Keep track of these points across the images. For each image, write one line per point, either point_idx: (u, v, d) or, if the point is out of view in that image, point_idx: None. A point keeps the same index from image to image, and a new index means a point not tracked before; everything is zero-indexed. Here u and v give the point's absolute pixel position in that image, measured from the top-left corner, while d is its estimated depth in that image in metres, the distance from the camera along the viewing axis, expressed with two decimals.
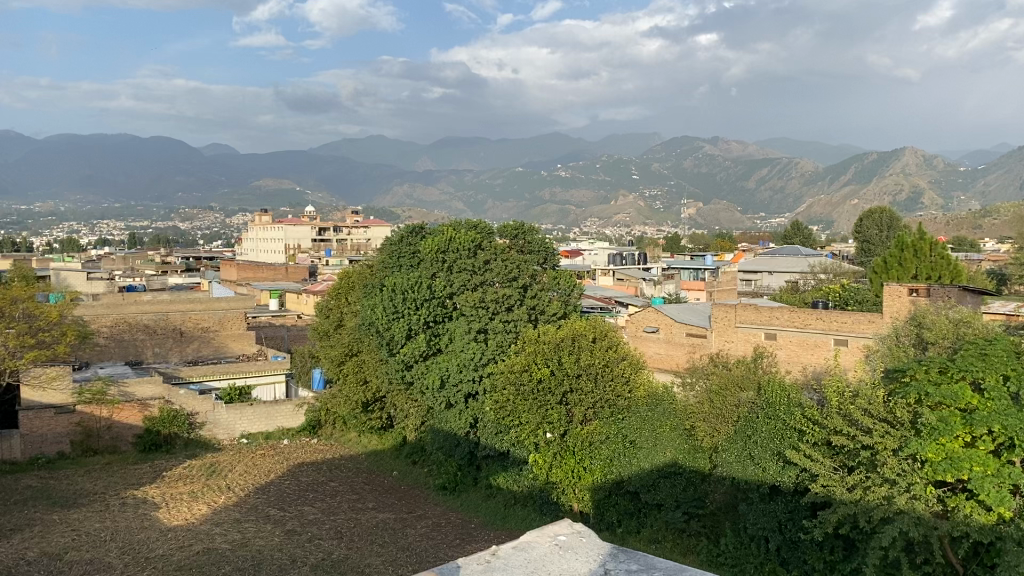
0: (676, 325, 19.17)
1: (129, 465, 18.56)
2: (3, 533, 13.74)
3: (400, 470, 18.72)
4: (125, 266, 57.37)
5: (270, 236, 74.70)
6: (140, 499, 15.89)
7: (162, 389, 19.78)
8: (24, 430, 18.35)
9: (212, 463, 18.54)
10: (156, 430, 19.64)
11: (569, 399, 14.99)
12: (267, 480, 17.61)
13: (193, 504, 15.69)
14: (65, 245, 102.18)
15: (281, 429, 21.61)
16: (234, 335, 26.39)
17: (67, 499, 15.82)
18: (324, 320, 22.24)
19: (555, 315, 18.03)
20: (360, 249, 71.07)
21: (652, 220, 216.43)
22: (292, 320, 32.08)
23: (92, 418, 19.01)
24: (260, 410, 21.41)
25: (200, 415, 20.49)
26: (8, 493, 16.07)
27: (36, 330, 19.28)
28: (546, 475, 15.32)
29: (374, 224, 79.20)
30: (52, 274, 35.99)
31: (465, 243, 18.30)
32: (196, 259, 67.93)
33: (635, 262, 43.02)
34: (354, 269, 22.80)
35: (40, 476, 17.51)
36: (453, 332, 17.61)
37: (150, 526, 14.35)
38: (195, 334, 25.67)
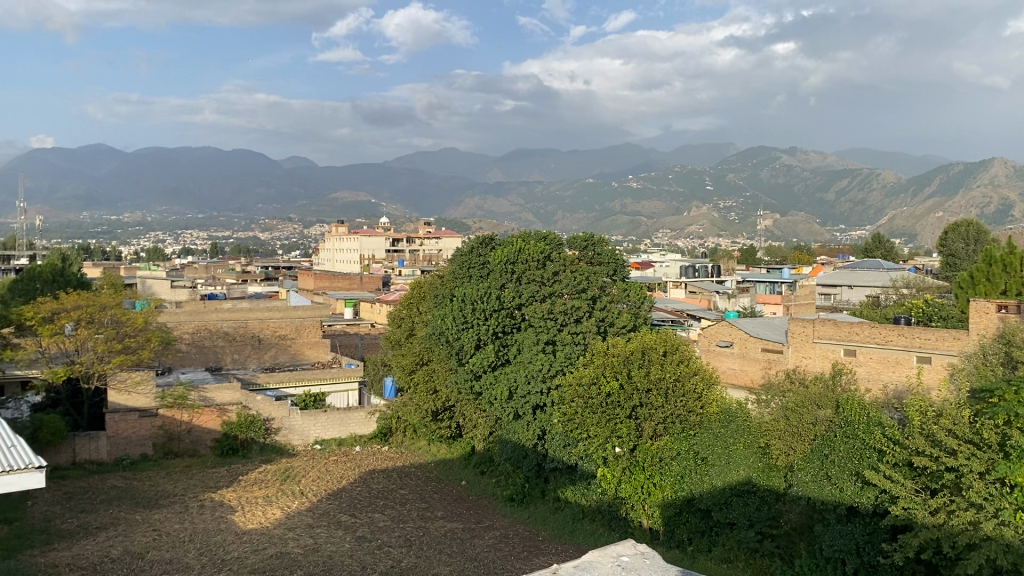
0: (752, 340, 18.80)
1: (207, 468, 19.06)
2: (89, 531, 14.30)
3: (468, 480, 18.80)
4: (208, 274, 59.21)
5: (345, 247, 76.21)
6: (218, 502, 16.31)
7: (240, 395, 20.33)
8: (111, 432, 19.09)
9: (286, 469, 18.94)
10: (233, 435, 20.15)
11: (638, 413, 14.79)
12: (340, 486, 17.89)
13: (267, 508, 16.05)
14: (152, 253, 106.54)
15: (353, 436, 21.91)
16: (310, 343, 26.92)
17: (149, 500, 16.37)
18: (397, 329, 22.51)
19: (625, 328, 17.84)
20: (432, 260, 71.96)
21: (726, 233, 213.15)
22: (366, 329, 32.59)
23: (174, 422, 19.65)
24: (334, 417, 21.77)
25: (275, 421, 20.96)
26: (95, 493, 16.70)
27: (123, 336, 20.14)
28: (615, 490, 15.18)
29: (447, 235, 79.99)
30: (139, 282, 37.43)
31: (534, 253, 18.27)
32: (275, 268, 69.68)
33: (708, 273, 42.50)
34: (426, 279, 23.08)
35: (124, 477, 18.16)
36: (521, 343, 17.62)
37: (226, 529, 14.73)
38: (273, 341, 26.29)
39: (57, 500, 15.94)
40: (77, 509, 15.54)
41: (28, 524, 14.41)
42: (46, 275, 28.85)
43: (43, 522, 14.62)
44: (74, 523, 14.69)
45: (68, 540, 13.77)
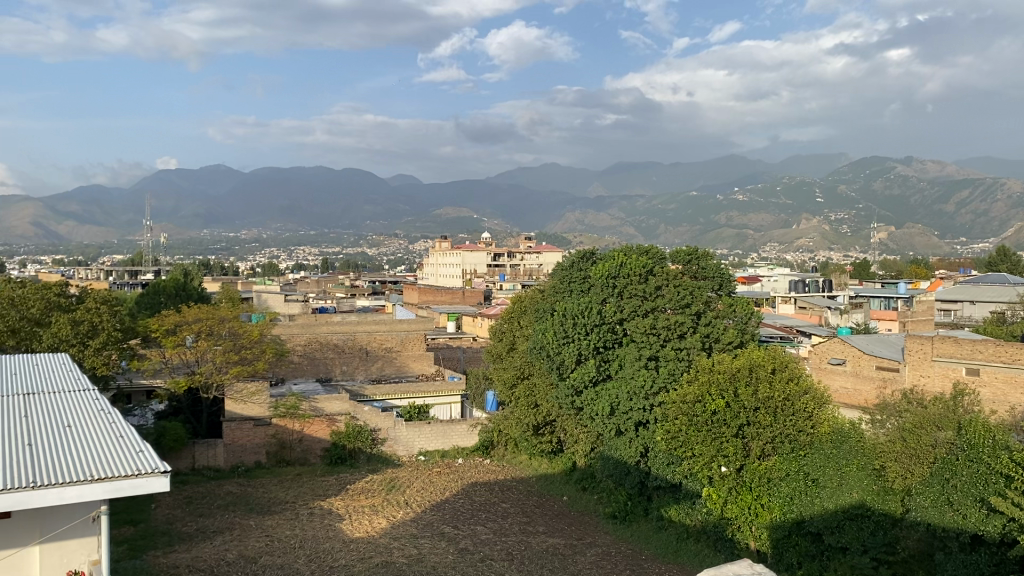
0: (866, 357, 18.11)
1: (317, 476, 19.63)
2: (208, 535, 14.95)
3: (570, 496, 18.74)
4: (318, 288, 61.32)
5: (448, 261, 77.50)
6: (326, 509, 16.79)
7: (348, 405, 20.89)
8: (228, 440, 19.93)
9: (392, 479, 19.33)
10: (342, 445, 20.71)
11: (745, 432, 14.39)
12: (443, 498, 18.12)
13: (374, 517, 16.40)
14: (266, 268, 111.19)
15: (456, 448, 22.17)
16: (415, 356, 27.46)
17: (263, 506, 16.98)
18: (498, 343, 22.70)
19: (731, 344, 17.35)
20: (532, 274, 72.22)
21: (835, 246, 205.97)
22: (468, 342, 33.01)
23: (286, 431, 20.34)
24: (437, 428, 22.09)
25: (381, 431, 21.41)
26: (213, 498, 17.45)
27: (240, 348, 21.11)
28: (721, 511, 14.83)
29: (548, 250, 80.23)
30: (254, 296, 39.08)
31: (636, 268, 18.07)
32: (380, 283, 71.44)
33: (819, 288, 41.16)
34: (527, 293, 23.16)
35: (240, 483, 18.91)
36: (623, 359, 17.45)
37: (335, 536, 15.12)
38: (379, 353, 26.94)
39: (178, 504, 16.75)
40: (197, 513, 16.27)
41: (152, 526, 15.17)
42: (170, 289, 30.52)
43: (165, 525, 15.37)
44: (194, 526, 15.39)
45: (188, 542, 14.42)
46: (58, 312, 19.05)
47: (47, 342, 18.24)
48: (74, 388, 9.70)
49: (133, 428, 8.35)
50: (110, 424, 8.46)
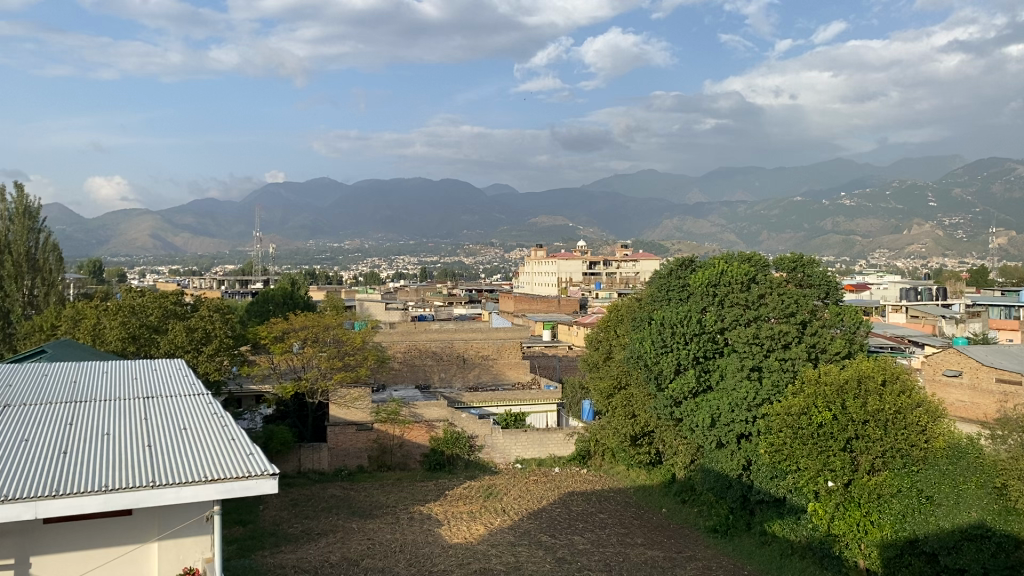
0: (985, 370, 17.15)
1: (417, 481, 19.94)
2: (312, 536, 15.39)
3: (669, 508, 18.49)
4: (417, 297, 62.52)
5: (544, 270, 77.86)
6: (426, 515, 17.04)
7: (446, 412, 21.22)
8: (331, 444, 20.49)
9: (489, 486, 19.45)
10: (441, 451, 20.95)
11: (854, 446, 13.84)
12: (540, 506, 18.14)
13: (472, 524, 16.54)
14: (366, 278, 114.13)
15: (553, 457, 22.13)
16: (511, 364, 27.62)
17: (365, 510, 17.35)
18: (594, 352, 22.58)
19: (838, 354, 16.67)
20: (629, 283, 71.63)
21: (949, 253, 196.40)
22: (563, 350, 32.97)
23: (387, 436, 20.76)
24: (534, 436, 22.09)
25: (478, 438, 21.58)
26: (317, 500, 17.97)
27: (343, 354, 21.78)
28: (828, 527, 14.32)
29: (645, 258, 79.40)
30: (356, 305, 40.17)
31: (738, 275, 17.67)
32: (477, 291, 72.22)
33: (933, 296, 39.25)
34: (624, 302, 22.96)
35: (343, 486, 19.40)
36: (724, 369, 17.08)
37: (434, 541, 15.32)
38: (476, 361, 27.24)
39: (285, 506, 17.34)
40: (302, 515, 16.78)
41: (260, 526, 15.75)
42: (277, 298, 31.69)
43: (273, 526, 15.91)
44: (299, 528, 15.88)
45: (293, 543, 14.90)
46: (174, 320, 20.07)
47: (165, 348, 19.21)
48: (189, 393, 10.18)
49: (244, 432, 8.68)
50: (223, 428, 8.82)
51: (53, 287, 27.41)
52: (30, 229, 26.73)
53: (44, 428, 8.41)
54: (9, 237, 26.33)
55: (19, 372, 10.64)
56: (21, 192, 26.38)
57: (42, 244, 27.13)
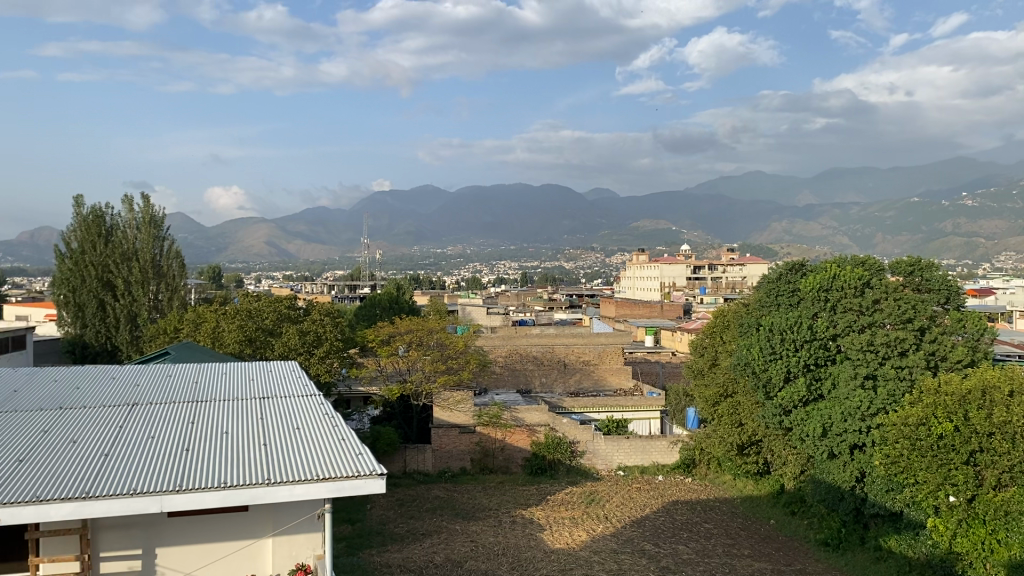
0: None
1: (519, 485, 20.02)
2: (417, 537, 15.67)
3: (778, 520, 17.99)
4: (519, 301, 62.95)
5: (647, 274, 77.13)
6: (528, 519, 17.10)
7: (547, 416, 21.20)
8: (435, 446, 20.86)
9: (591, 492, 19.36)
10: (542, 455, 21.01)
11: (978, 459, 13.12)
12: (644, 514, 17.92)
13: (575, 530, 16.50)
14: (469, 282, 115.89)
15: (656, 465, 21.86)
16: (612, 370, 27.36)
17: (468, 512, 17.54)
18: (699, 358, 22.15)
19: (960, 363, 15.81)
20: (735, 287, 70.00)
21: None
22: (666, 357, 32.48)
23: (489, 439, 20.98)
24: (636, 444, 21.83)
25: (580, 444, 21.50)
26: (422, 501, 18.30)
27: (446, 357, 22.14)
28: (949, 544, 13.62)
29: (751, 261, 77.34)
30: (459, 309, 40.78)
31: (851, 279, 16.98)
32: (579, 296, 72.13)
33: None
34: (730, 307, 22.40)
35: (447, 488, 19.69)
36: (837, 377, 16.45)
37: (536, 546, 15.35)
38: (577, 366, 27.19)
39: (391, 506, 17.75)
40: (408, 515, 17.11)
41: (367, 525, 16.14)
42: (384, 302, 32.49)
43: (380, 525, 16.30)
44: (405, 527, 16.20)
45: (400, 542, 15.21)
46: (288, 323, 20.85)
47: (279, 350, 19.94)
48: (302, 394, 10.54)
49: (353, 432, 8.93)
50: (334, 428, 9.10)
51: (176, 292, 28.72)
52: (155, 237, 28.26)
53: (169, 426, 8.88)
54: (137, 246, 27.98)
55: (145, 372, 11.27)
56: (147, 202, 27.94)
57: (166, 252, 28.69)
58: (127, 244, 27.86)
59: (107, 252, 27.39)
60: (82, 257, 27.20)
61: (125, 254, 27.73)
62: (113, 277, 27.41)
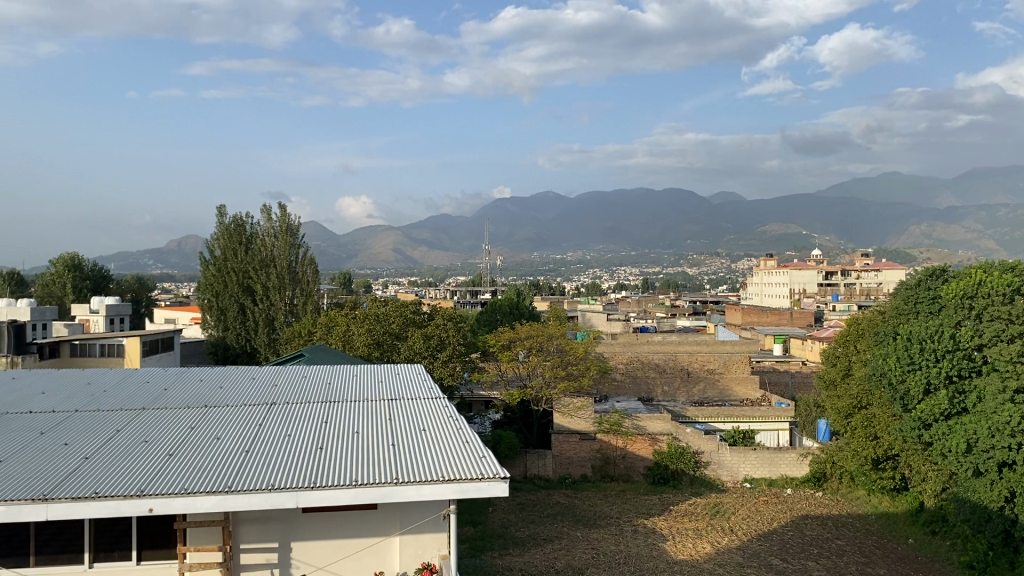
0: None
1: (640, 494, 19.78)
2: (538, 541, 15.75)
3: (917, 539, 17.07)
4: (641, 308, 62.42)
5: (775, 281, 74.95)
6: (650, 529, 16.86)
7: (670, 425, 20.89)
8: (556, 452, 20.92)
9: (716, 504, 18.91)
10: (664, 465, 20.65)
11: None
12: (771, 528, 17.34)
13: (699, 541, 16.18)
14: (591, 288, 116.11)
15: (785, 478, 21.13)
16: (738, 379, 26.53)
17: (589, 519, 17.47)
18: (832, 368, 21.23)
19: None
20: (870, 294, 66.86)
21: None
22: (796, 366, 31.39)
23: (610, 447, 20.83)
24: (764, 456, 21.13)
25: (704, 454, 20.95)
26: (543, 506, 18.40)
27: (567, 363, 22.25)
28: None
29: (888, 267, 73.60)
30: (580, 315, 40.80)
31: (998, 286, 16.05)
32: (704, 303, 70.86)
33: None
34: (864, 314, 21.41)
35: (567, 494, 19.70)
36: (983, 390, 15.38)
37: (659, 556, 15.12)
38: (702, 375, 26.61)
39: (513, 509, 17.94)
40: (529, 520, 17.22)
41: (489, 528, 16.39)
42: (505, 308, 32.91)
43: (501, 528, 16.49)
44: (526, 532, 16.31)
45: (521, 547, 15.32)
46: (412, 328, 21.47)
47: (405, 353, 20.47)
48: (429, 397, 10.79)
49: (477, 434, 9.08)
50: (459, 431, 9.27)
51: (311, 297, 29.76)
52: (291, 245, 29.47)
53: (305, 425, 9.28)
54: (275, 253, 29.28)
55: (283, 372, 11.88)
56: (284, 211, 29.28)
57: (301, 258, 29.76)
58: (266, 252, 29.19)
59: (247, 259, 28.95)
60: (225, 264, 28.96)
61: (264, 261, 29.15)
62: (252, 282, 28.93)
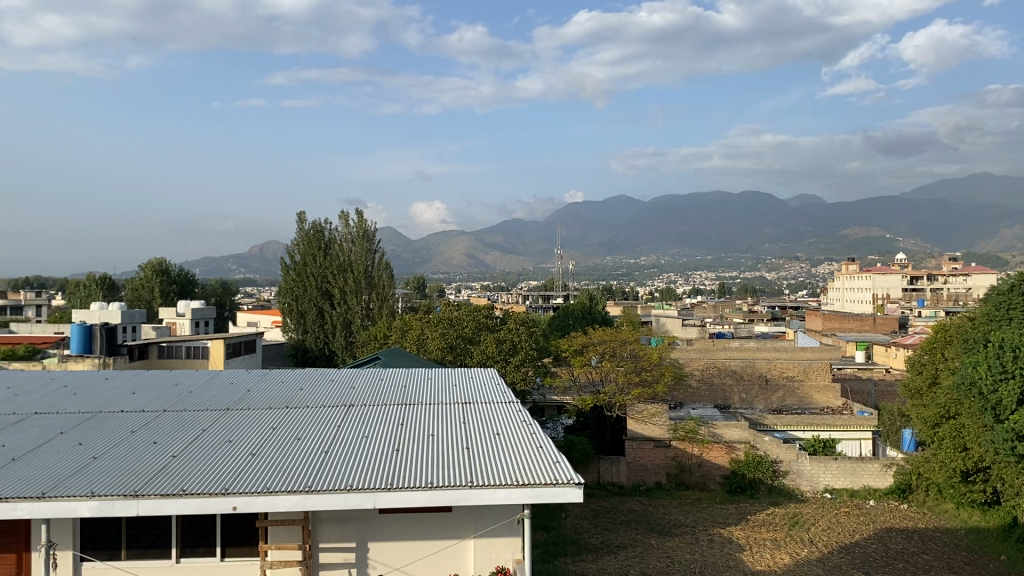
0: None
1: (717, 503, 19.46)
2: (612, 548, 15.64)
3: (1009, 556, 16.31)
4: (717, 313, 61.47)
5: (857, 285, 72.87)
6: (726, 538, 16.57)
7: (748, 433, 20.49)
8: (630, 458, 20.74)
9: (795, 514, 18.44)
10: (741, 474, 20.24)
11: None
12: (853, 541, 16.83)
13: (777, 552, 15.83)
14: (665, 293, 115.05)
15: (867, 489, 20.48)
16: (819, 387, 25.98)
17: (664, 527, 17.26)
18: (917, 377, 20.53)
19: None
20: (958, 299, 64.33)
21: None
22: (880, 374, 30.40)
23: (685, 455, 20.55)
24: (845, 465, 20.57)
25: (783, 464, 20.50)
26: (617, 513, 18.26)
27: (641, 369, 22.16)
28: None
29: (978, 271, 70.70)
30: (655, 320, 40.40)
31: None
32: (782, 308, 69.33)
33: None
34: (952, 321, 20.59)
35: (641, 501, 19.51)
36: None
37: (736, 566, 14.83)
38: (780, 383, 26.14)
39: (586, 516, 17.86)
40: (603, 527, 17.11)
41: (562, 533, 16.36)
42: (577, 313, 32.81)
43: (574, 534, 16.42)
44: (599, 538, 16.21)
45: (594, 553, 15.22)
46: (486, 332, 21.59)
47: (478, 357, 20.63)
48: (503, 401, 10.83)
49: (551, 439, 9.07)
50: (532, 435, 9.27)
51: (386, 301, 30.01)
52: (368, 249, 29.91)
53: (381, 427, 9.42)
54: (352, 257, 29.81)
55: (360, 374, 12.10)
56: (361, 217, 29.84)
57: (377, 263, 30.11)
58: (344, 257, 29.79)
59: (325, 263, 29.63)
60: (305, 269, 29.74)
61: (342, 266, 29.74)
62: (330, 286, 29.59)
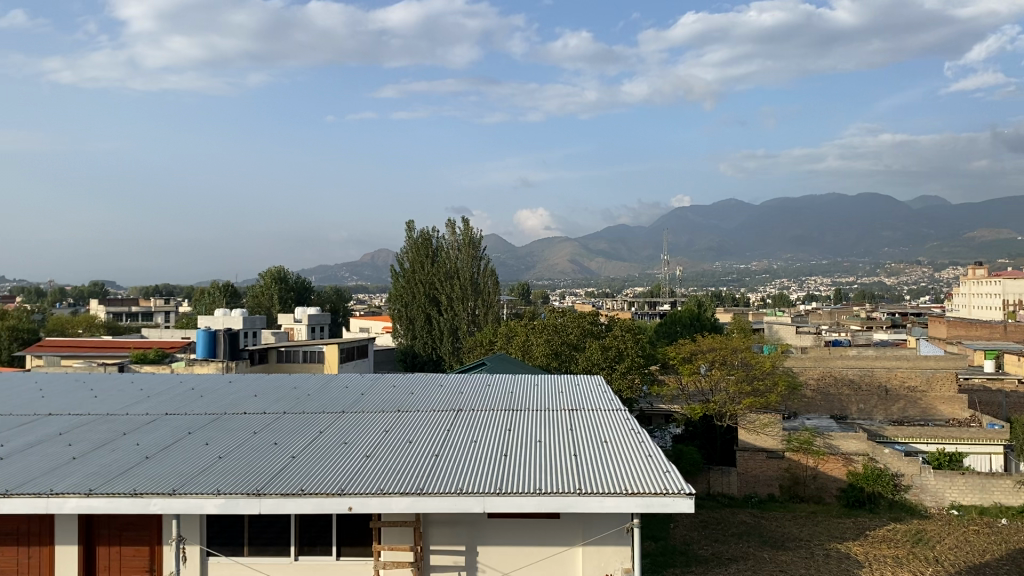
0: None
1: (833, 517, 18.76)
2: (723, 560, 15.30)
3: None
4: (831, 320, 59.34)
5: (985, 289, 69.04)
6: (843, 554, 15.94)
7: (866, 445, 19.67)
8: (741, 469, 20.24)
9: (918, 531, 17.55)
10: (860, 487, 19.43)
11: None
12: (983, 561, 15.90)
13: (900, 569, 15.15)
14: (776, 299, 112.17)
15: (998, 506, 19.16)
16: (943, 398, 24.65)
17: (777, 541, 16.77)
18: None
19: None
20: None
21: None
22: (1011, 384, 28.66)
23: (800, 466, 19.94)
24: (973, 481, 19.42)
25: (905, 478, 19.48)
26: (728, 525, 17.86)
27: (754, 378, 22.01)
28: None
29: None
30: (767, 327, 39.41)
31: None
32: (902, 315, 66.32)
33: None
34: None
35: (753, 513, 19.00)
36: None
37: None
38: (901, 393, 24.93)
39: (695, 526, 17.56)
40: (712, 538, 16.77)
41: (671, 543, 16.14)
42: (685, 319, 32.32)
43: (683, 545, 16.18)
44: (709, 550, 15.89)
45: (704, 564, 14.94)
46: (591, 338, 21.52)
47: (582, 364, 20.62)
48: (610, 408, 10.78)
49: (660, 448, 8.93)
50: (641, 444, 9.17)
51: (491, 308, 30.40)
52: (474, 256, 30.48)
53: (490, 432, 9.52)
54: (459, 265, 30.43)
55: (469, 379, 12.28)
56: (466, 224, 30.37)
57: (483, 271, 30.57)
58: (451, 264, 30.42)
59: (432, 271, 30.24)
60: (412, 276, 30.31)
61: (448, 273, 30.34)
62: (437, 293, 30.15)
